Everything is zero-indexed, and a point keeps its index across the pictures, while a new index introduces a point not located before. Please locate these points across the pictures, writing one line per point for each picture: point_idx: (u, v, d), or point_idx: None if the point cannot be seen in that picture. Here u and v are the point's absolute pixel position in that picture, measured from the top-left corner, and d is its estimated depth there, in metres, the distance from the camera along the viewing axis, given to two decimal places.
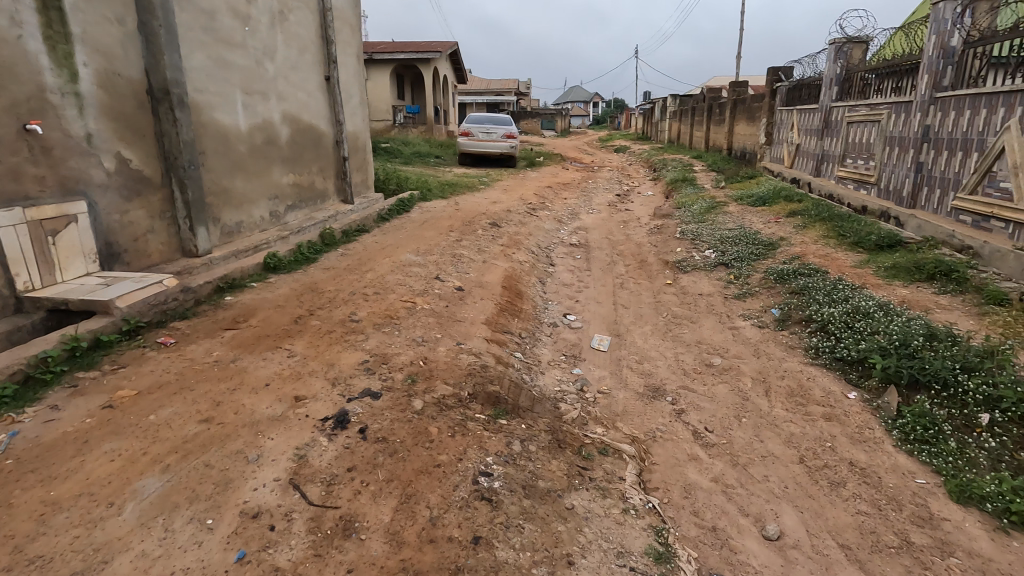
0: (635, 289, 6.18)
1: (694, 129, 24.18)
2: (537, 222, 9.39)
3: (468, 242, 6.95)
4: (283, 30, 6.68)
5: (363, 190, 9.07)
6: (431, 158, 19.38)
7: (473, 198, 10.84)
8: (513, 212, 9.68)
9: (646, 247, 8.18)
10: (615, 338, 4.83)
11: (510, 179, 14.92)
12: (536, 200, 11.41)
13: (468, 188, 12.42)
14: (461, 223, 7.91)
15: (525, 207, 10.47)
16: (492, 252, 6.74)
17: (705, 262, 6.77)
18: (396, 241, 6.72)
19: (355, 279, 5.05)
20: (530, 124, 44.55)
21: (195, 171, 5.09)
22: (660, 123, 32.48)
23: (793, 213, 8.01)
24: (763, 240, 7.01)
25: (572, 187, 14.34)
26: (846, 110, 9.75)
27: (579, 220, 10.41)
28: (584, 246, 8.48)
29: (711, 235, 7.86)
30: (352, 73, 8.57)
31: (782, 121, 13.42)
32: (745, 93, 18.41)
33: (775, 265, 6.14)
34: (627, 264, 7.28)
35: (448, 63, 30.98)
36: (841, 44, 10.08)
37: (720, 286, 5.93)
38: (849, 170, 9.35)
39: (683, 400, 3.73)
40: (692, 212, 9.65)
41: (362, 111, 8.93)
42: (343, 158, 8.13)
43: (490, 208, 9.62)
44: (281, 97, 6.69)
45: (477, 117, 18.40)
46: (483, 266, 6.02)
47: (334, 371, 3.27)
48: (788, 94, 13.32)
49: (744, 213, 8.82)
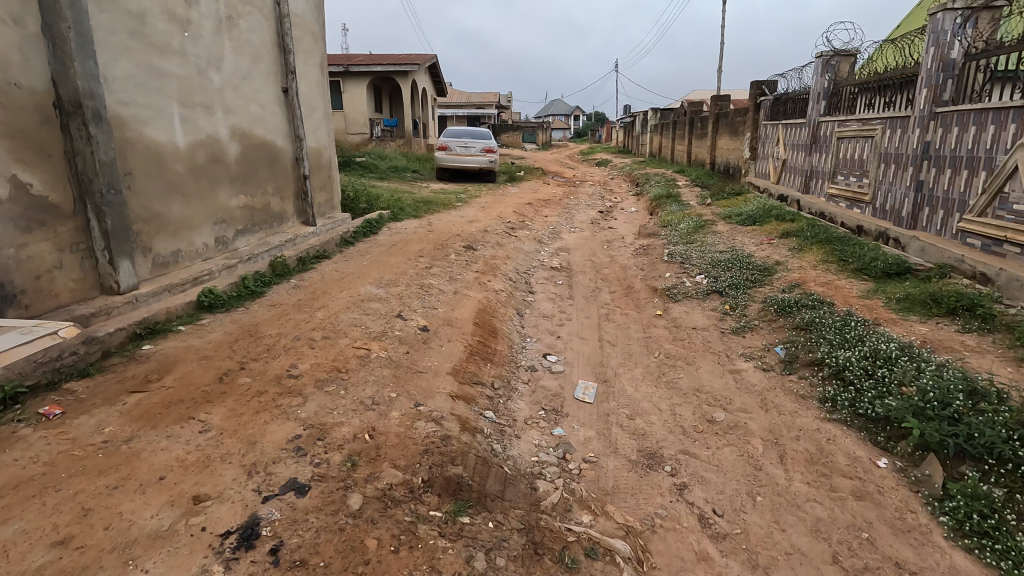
0: (622, 322, 5.61)
1: (676, 142, 23.95)
2: (516, 244, 8.81)
3: (439, 270, 6.33)
4: (231, 37, 6.05)
5: (326, 210, 8.41)
6: (409, 173, 18.79)
7: (449, 217, 10.23)
8: (491, 233, 9.08)
9: (632, 271, 7.64)
10: (602, 385, 4.24)
11: (490, 195, 14.38)
12: (515, 219, 10.86)
13: (445, 206, 11.83)
14: (433, 247, 7.29)
15: (503, 226, 9.90)
16: (466, 280, 6.14)
17: (697, 289, 6.25)
18: (358, 270, 6.07)
19: (304, 319, 4.40)
20: (511, 138, 44.26)
21: (116, 196, 4.41)
22: (641, 137, 32.39)
23: (786, 234, 7.55)
24: (757, 265, 6.52)
25: (553, 204, 13.84)
26: (835, 125, 9.40)
27: (560, 240, 9.87)
28: (566, 270, 7.92)
29: (701, 258, 7.32)
30: (314, 84, 7.95)
31: (767, 135, 13.11)
32: (727, 106, 18.18)
33: (774, 294, 5.62)
34: (613, 291, 6.73)
35: (427, 76, 30.50)
36: (828, 57, 9.78)
37: (715, 319, 5.40)
38: (841, 188, 8.96)
39: (684, 470, 3.15)
40: (678, 233, 9.13)
41: (326, 126, 8.31)
42: (303, 176, 7.48)
43: (466, 229, 9.02)
44: (228, 111, 6.04)
45: (455, 131, 17.86)
46: (454, 298, 5.40)
47: (253, 454, 2.60)
48: (773, 108, 13.03)
49: (734, 234, 8.32)
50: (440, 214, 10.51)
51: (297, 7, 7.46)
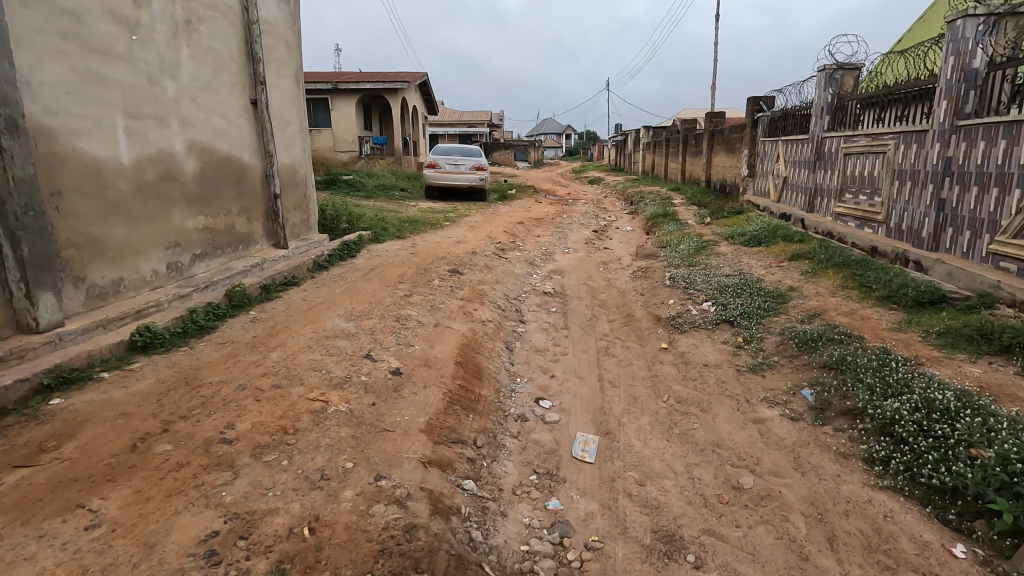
0: (623, 357, 5.01)
1: (669, 160, 23.63)
2: (506, 266, 8.23)
3: (420, 297, 5.72)
4: (190, 42, 5.49)
5: (301, 231, 7.80)
6: (397, 191, 18.26)
7: (435, 237, 9.64)
8: (479, 255, 8.50)
9: (631, 297, 7.06)
10: (604, 437, 3.63)
11: (480, 214, 13.85)
12: (506, 239, 10.30)
13: (431, 226, 11.25)
14: (416, 271, 6.69)
15: (493, 247, 9.33)
16: (450, 310, 5.53)
17: (704, 318, 5.67)
18: (330, 299, 5.45)
19: (255, 361, 3.76)
20: (503, 156, 44.03)
21: (37, 218, 3.79)
22: (633, 155, 32.18)
23: (797, 256, 7.02)
24: (769, 290, 5.96)
25: (546, 223, 13.31)
26: (841, 141, 8.96)
27: (553, 262, 9.29)
28: (560, 296, 7.33)
29: (707, 283, 6.74)
30: (288, 97, 7.41)
31: (766, 152, 12.70)
32: (722, 123, 17.85)
33: (793, 325, 5.06)
34: (612, 320, 6.14)
35: (417, 94, 30.18)
36: (831, 71, 9.39)
37: (728, 354, 4.82)
38: (849, 206, 8.48)
39: (710, 560, 2.53)
40: (680, 254, 8.55)
41: (301, 142, 7.75)
42: (274, 195, 6.88)
43: (453, 251, 8.43)
44: (186, 123, 5.45)
45: (444, 148, 17.38)
46: (434, 332, 4.78)
47: (147, 565, 1.95)
48: (772, 125, 12.65)
49: (739, 256, 7.76)
50: (426, 235, 9.93)
51: (269, 14, 6.93)
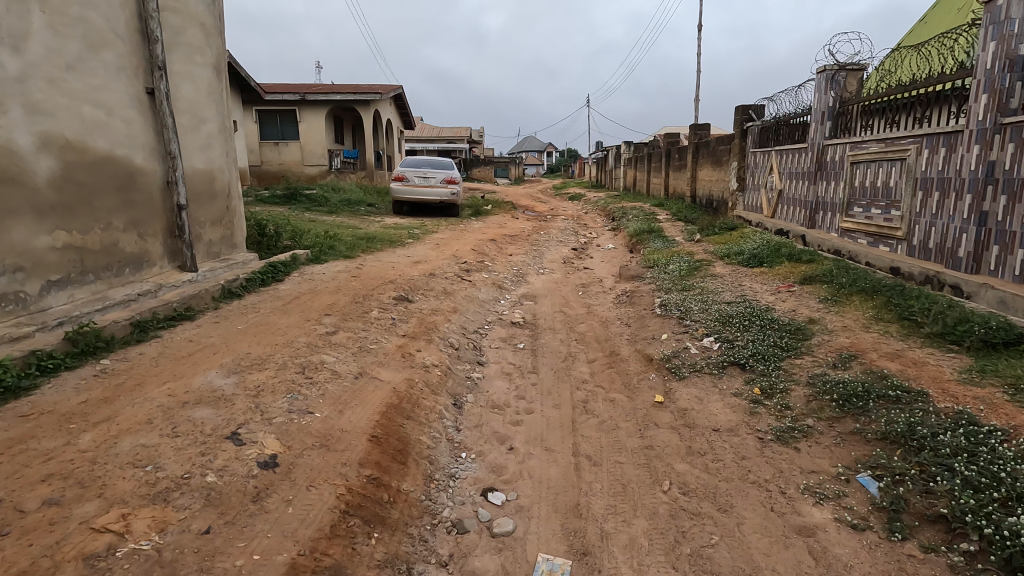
0: (605, 417, 3.82)
1: (651, 175, 22.82)
2: (468, 290, 7.04)
3: (347, 335, 4.48)
4: (46, 8, 4.25)
5: (221, 250, 6.53)
6: (363, 206, 17.00)
7: (390, 258, 8.41)
8: (438, 278, 7.29)
9: (614, 329, 5.90)
10: (578, 562, 2.45)
11: (449, 231, 12.68)
12: (473, 259, 9.12)
13: (390, 244, 10.03)
14: (352, 300, 5.45)
15: (456, 268, 8.15)
16: (384, 353, 4.30)
17: (707, 360, 4.53)
18: (224, 339, 4.18)
19: (52, 450, 2.47)
20: (482, 172, 43.10)
21: None
22: (613, 171, 31.49)
23: (808, 278, 5.95)
24: (785, 322, 4.86)
25: (521, 240, 12.19)
26: (847, 148, 8.01)
27: (526, 285, 8.13)
28: (531, 326, 6.14)
29: (706, 312, 5.61)
30: (203, 89, 6.18)
31: (758, 163, 11.79)
32: (706, 136, 17.04)
33: (823, 370, 3.92)
34: (592, 359, 4.97)
35: (392, 107, 29.11)
36: (833, 72, 8.48)
37: (744, 413, 3.67)
38: (860, 221, 7.48)
39: None
40: (671, 275, 7.41)
41: (221, 143, 6.50)
42: (178, 206, 5.60)
43: (406, 273, 7.21)
44: (38, 110, 4.19)
45: (413, 160, 16.20)
46: (352, 388, 3.55)
47: None
48: (764, 135, 11.75)
49: (740, 279, 6.65)
50: (380, 254, 8.69)
51: None
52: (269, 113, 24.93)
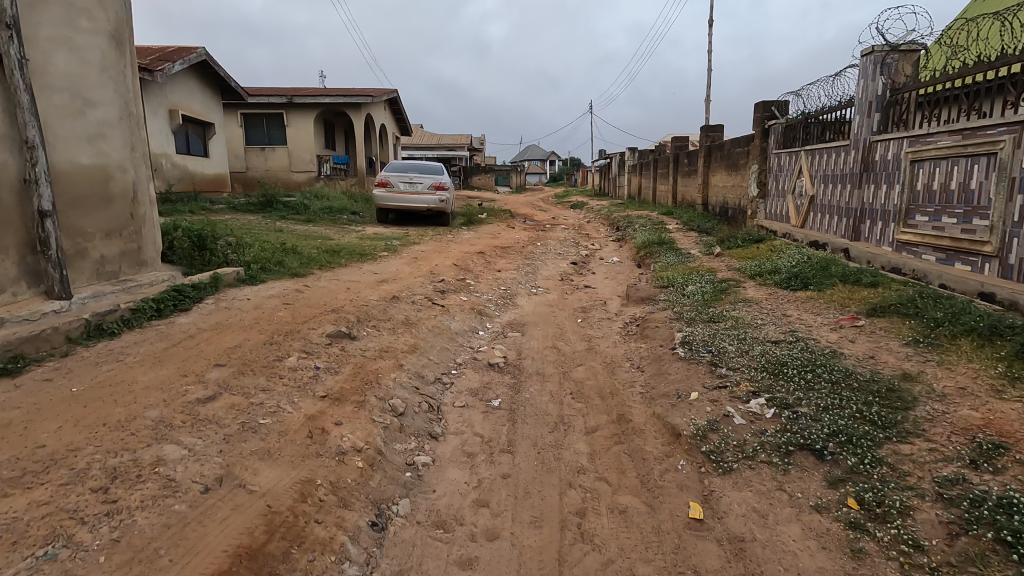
0: (612, 551, 2.39)
1: (658, 182, 21.46)
2: (438, 319, 5.62)
3: (232, 402, 3.05)
4: None
5: (120, 269, 5.13)
6: (345, 215, 15.69)
7: (351, 277, 7.00)
8: (402, 303, 5.86)
9: (621, 377, 4.46)
10: None
11: (434, 242, 11.32)
12: (453, 276, 7.73)
13: (359, 258, 8.64)
14: (269, 339, 4.04)
15: (429, 289, 6.76)
16: (280, 432, 2.88)
17: (761, 438, 3.10)
18: (34, 411, 2.77)
19: None
20: (483, 179, 41.85)
21: None
22: (617, 178, 30.19)
23: (879, 309, 4.52)
24: (867, 379, 3.43)
25: (514, 252, 10.81)
26: (904, 144, 6.60)
27: (513, 310, 6.71)
28: (513, 370, 4.72)
29: (745, 356, 4.17)
30: (94, 63, 4.82)
31: (783, 166, 10.40)
32: (719, 138, 15.68)
33: (958, 472, 2.49)
34: (591, 428, 3.55)
35: (385, 111, 27.86)
36: (883, 54, 7.08)
37: (845, 553, 2.24)
38: (925, 232, 6.06)
39: None
40: (692, 299, 5.99)
41: (122, 133, 5.13)
42: (41, 212, 4.20)
43: (362, 297, 5.79)
44: None
45: (399, 165, 14.86)
46: (189, 518, 2.12)
47: None
48: (789, 134, 10.33)
49: (782, 307, 5.22)
50: (341, 272, 7.29)
51: None
52: (255, 117, 23.69)
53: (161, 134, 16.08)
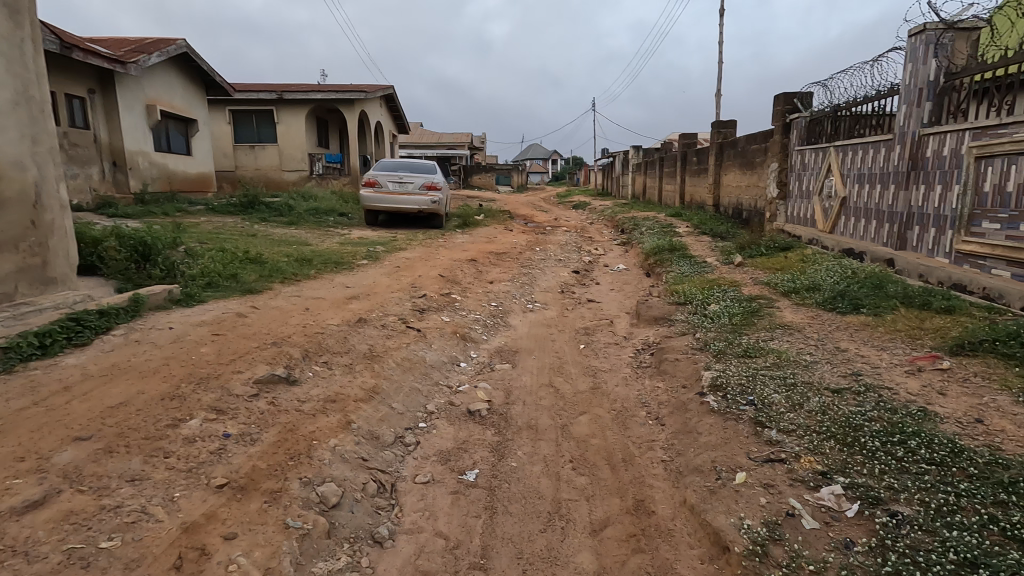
0: None
1: (664, 182, 20.45)
2: (412, 348, 4.63)
3: (68, 510, 2.07)
4: None
5: (16, 289, 4.15)
6: (333, 216, 14.74)
7: (316, 292, 6.02)
8: (369, 328, 4.88)
9: (636, 435, 3.48)
10: None
11: (423, 247, 10.36)
12: (437, 290, 6.75)
13: (333, 268, 7.65)
14: (172, 389, 3.06)
15: (406, 308, 5.78)
16: (127, 565, 1.90)
17: (849, 558, 2.12)
18: None
19: None
20: (483, 178, 40.88)
21: None
22: (620, 178, 29.22)
23: (967, 346, 3.54)
24: (988, 460, 2.44)
25: (510, 259, 9.83)
26: (964, 137, 5.61)
27: (505, 332, 5.72)
28: (499, 420, 3.74)
29: (801, 411, 3.19)
30: None
31: (809, 164, 9.40)
32: (731, 135, 14.68)
33: None
34: (600, 525, 2.58)
35: (381, 108, 26.90)
36: (937, 33, 6.06)
37: None
38: (996, 242, 5.08)
39: None
40: (717, 323, 5.00)
41: (19, 121, 4.15)
42: None
43: (321, 321, 4.81)
44: None
45: (389, 163, 13.88)
46: None
47: None
48: (815, 129, 9.33)
49: (833, 337, 4.23)
50: (307, 286, 6.31)
51: None
52: (244, 114, 22.74)
53: (137, 131, 15.13)
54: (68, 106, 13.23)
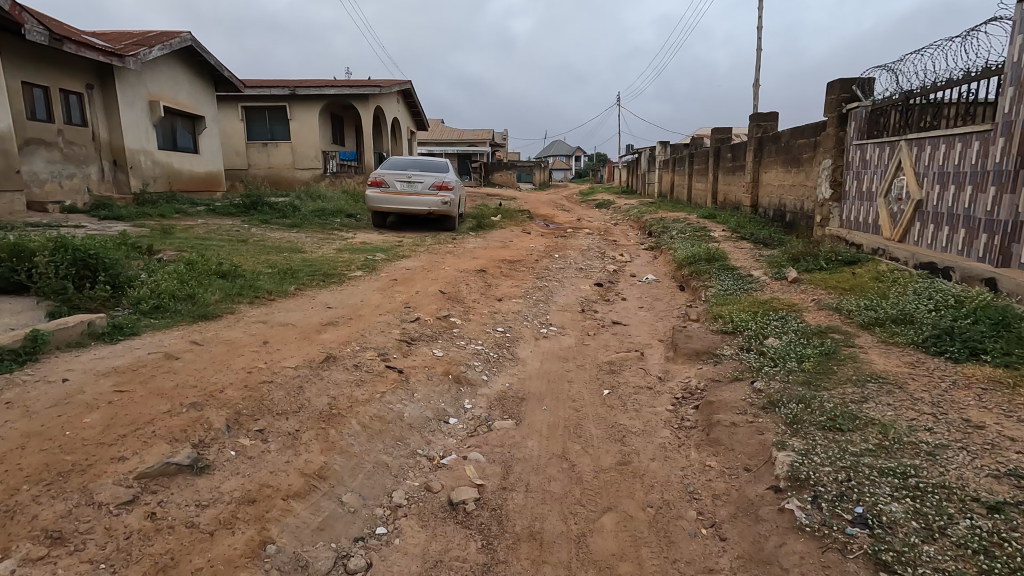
0: None
1: (695, 180, 19.12)
2: (387, 401, 3.60)
3: None
4: None
5: None
6: (340, 218, 13.91)
7: (288, 317, 5.05)
8: (336, 372, 3.86)
9: (684, 558, 2.40)
10: None
11: (429, 254, 9.38)
12: (435, 311, 5.74)
13: (320, 281, 6.71)
14: (1, 498, 2.10)
15: (392, 338, 4.78)
16: None
17: None
18: None
19: None
20: (504, 176, 39.89)
21: None
22: (646, 175, 27.93)
23: None
24: None
25: (525, 268, 8.80)
26: None
27: (511, 370, 4.66)
28: (489, 522, 2.68)
29: (946, 547, 2.07)
30: None
31: (872, 160, 8.10)
32: (772, 129, 13.33)
33: None
34: None
35: (398, 103, 26.02)
36: None
37: None
38: None
39: None
40: (783, 369, 3.86)
41: None
42: None
43: (276, 362, 3.81)
44: None
45: (398, 161, 12.93)
46: None
47: None
48: (878, 120, 8.05)
49: (955, 402, 3.07)
50: (279, 309, 5.34)
51: None
52: (257, 110, 22.08)
53: (139, 128, 14.50)
54: (64, 102, 12.61)
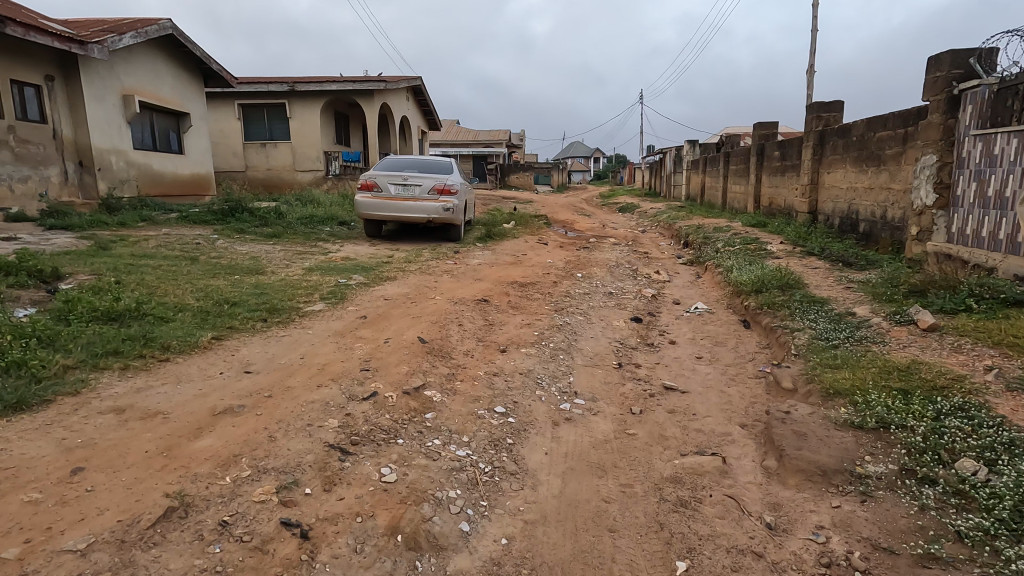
0: None
1: (731, 182, 17.05)
2: None
3: None
4: None
5: None
6: (330, 226, 12.19)
7: (165, 401, 3.23)
8: (170, 552, 2.02)
9: None
10: None
11: (421, 274, 7.56)
12: (403, 375, 3.88)
13: (259, 322, 4.90)
14: None
15: (319, 442, 2.93)
16: None
17: None
18: None
19: None
20: (520, 178, 38.03)
21: None
22: (671, 178, 25.92)
23: None
24: None
25: (539, 294, 6.91)
26: None
27: (513, 501, 2.78)
28: None
29: None
30: None
31: (1001, 155, 6.03)
32: (835, 121, 11.25)
33: None
34: None
35: (408, 101, 24.31)
36: None
37: None
38: None
39: None
40: None
41: None
42: None
43: (52, 536, 1.99)
44: None
45: (395, 161, 11.12)
46: None
47: None
48: (1008, 101, 6.01)
49: None
50: (164, 381, 3.53)
51: None
52: (255, 108, 20.53)
53: (110, 125, 12.97)
54: (16, 95, 11.09)
